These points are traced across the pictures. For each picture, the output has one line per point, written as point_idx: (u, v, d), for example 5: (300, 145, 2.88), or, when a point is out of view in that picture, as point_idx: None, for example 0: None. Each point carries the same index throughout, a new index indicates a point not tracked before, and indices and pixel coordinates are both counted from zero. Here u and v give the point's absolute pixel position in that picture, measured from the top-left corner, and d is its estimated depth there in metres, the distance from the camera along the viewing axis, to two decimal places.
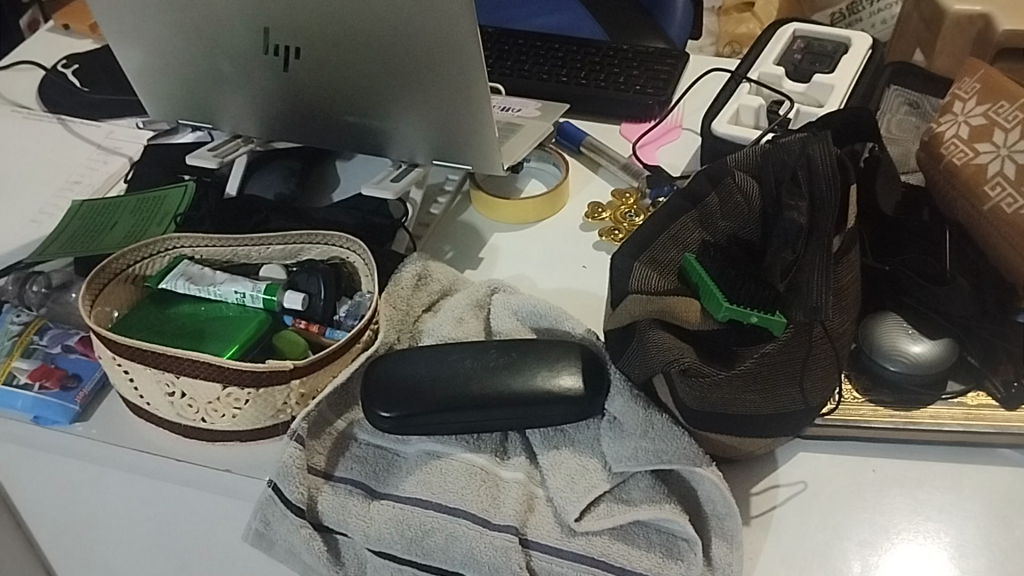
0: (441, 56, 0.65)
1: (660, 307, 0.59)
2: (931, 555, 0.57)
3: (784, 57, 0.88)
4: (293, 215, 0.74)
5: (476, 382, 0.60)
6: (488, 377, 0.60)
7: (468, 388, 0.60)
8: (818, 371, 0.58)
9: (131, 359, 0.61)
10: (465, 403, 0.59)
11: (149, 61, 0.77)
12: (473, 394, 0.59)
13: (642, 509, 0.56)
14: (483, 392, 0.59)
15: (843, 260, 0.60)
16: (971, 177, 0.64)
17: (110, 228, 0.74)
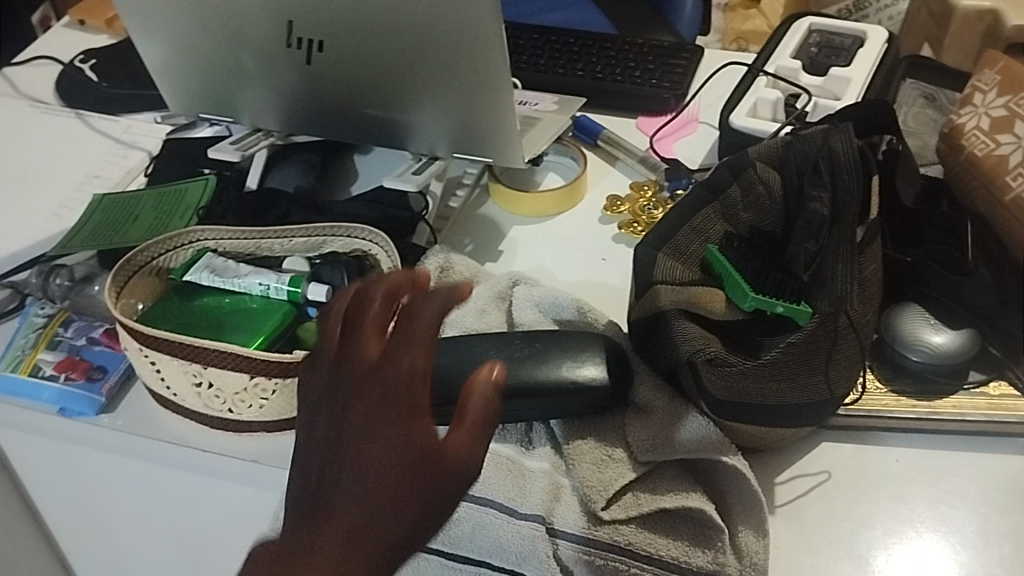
0: (465, 49, 0.65)
1: (687, 298, 0.60)
2: (938, 555, 0.57)
3: (800, 51, 0.89)
4: (314, 209, 0.75)
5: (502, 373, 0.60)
6: (513, 368, 0.61)
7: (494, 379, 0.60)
8: (842, 361, 0.59)
9: (159, 350, 0.61)
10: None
11: (171, 54, 0.77)
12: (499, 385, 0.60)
13: (667, 499, 0.57)
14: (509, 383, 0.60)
15: (866, 250, 0.61)
16: (992, 168, 0.62)
17: (132, 221, 0.74)
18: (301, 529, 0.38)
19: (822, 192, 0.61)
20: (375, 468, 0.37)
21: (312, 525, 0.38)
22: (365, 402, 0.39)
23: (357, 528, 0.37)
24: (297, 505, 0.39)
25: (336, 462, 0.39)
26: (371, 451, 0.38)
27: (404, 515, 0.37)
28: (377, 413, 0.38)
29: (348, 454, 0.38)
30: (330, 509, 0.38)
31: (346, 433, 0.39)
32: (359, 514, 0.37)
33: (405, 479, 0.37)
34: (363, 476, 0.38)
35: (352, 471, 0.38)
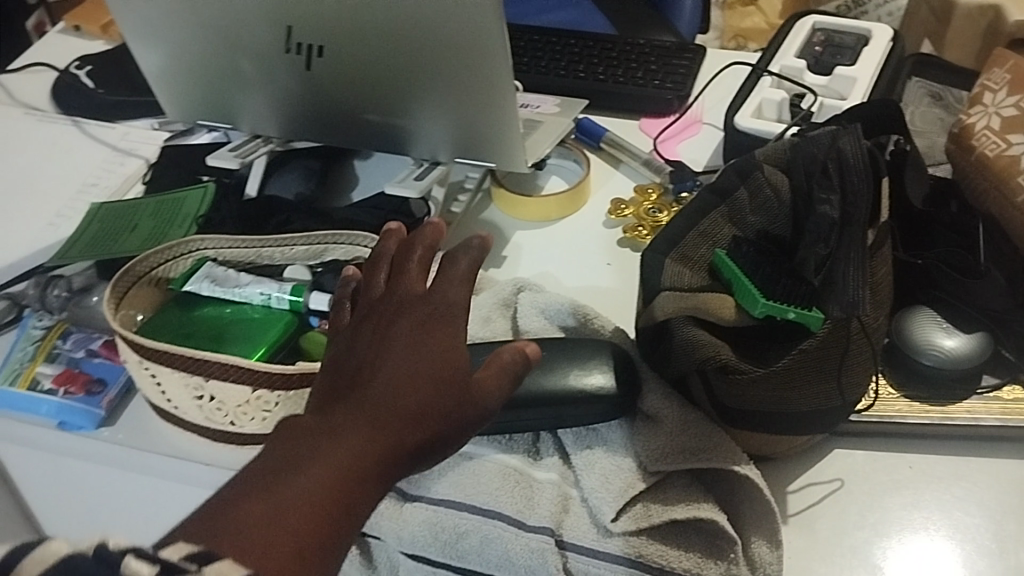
0: (468, 54, 0.64)
1: (695, 304, 0.59)
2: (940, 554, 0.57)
3: (804, 49, 0.87)
4: (315, 216, 0.74)
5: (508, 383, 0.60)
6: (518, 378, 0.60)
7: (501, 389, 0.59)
8: (855, 367, 0.58)
9: (159, 362, 0.60)
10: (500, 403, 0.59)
11: (169, 60, 0.76)
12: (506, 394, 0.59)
13: (679, 510, 0.56)
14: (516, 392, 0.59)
15: (877, 253, 0.60)
16: (1004, 168, 0.64)
17: (130, 230, 0.73)
18: (347, 402, 0.43)
19: (831, 195, 0.61)
20: (421, 366, 0.43)
21: (360, 408, 0.43)
22: (411, 321, 0.45)
23: (402, 408, 0.42)
24: (344, 393, 0.44)
25: (381, 361, 0.44)
26: (417, 353, 0.44)
27: (443, 405, 0.43)
28: (423, 332, 0.45)
29: (395, 353, 0.44)
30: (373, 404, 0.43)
31: (392, 341, 0.45)
32: (403, 396, 0.43)
33: (445, 378, 0.43)
34: (408, 371, 0.43)
35: (397, 366, 0.44)
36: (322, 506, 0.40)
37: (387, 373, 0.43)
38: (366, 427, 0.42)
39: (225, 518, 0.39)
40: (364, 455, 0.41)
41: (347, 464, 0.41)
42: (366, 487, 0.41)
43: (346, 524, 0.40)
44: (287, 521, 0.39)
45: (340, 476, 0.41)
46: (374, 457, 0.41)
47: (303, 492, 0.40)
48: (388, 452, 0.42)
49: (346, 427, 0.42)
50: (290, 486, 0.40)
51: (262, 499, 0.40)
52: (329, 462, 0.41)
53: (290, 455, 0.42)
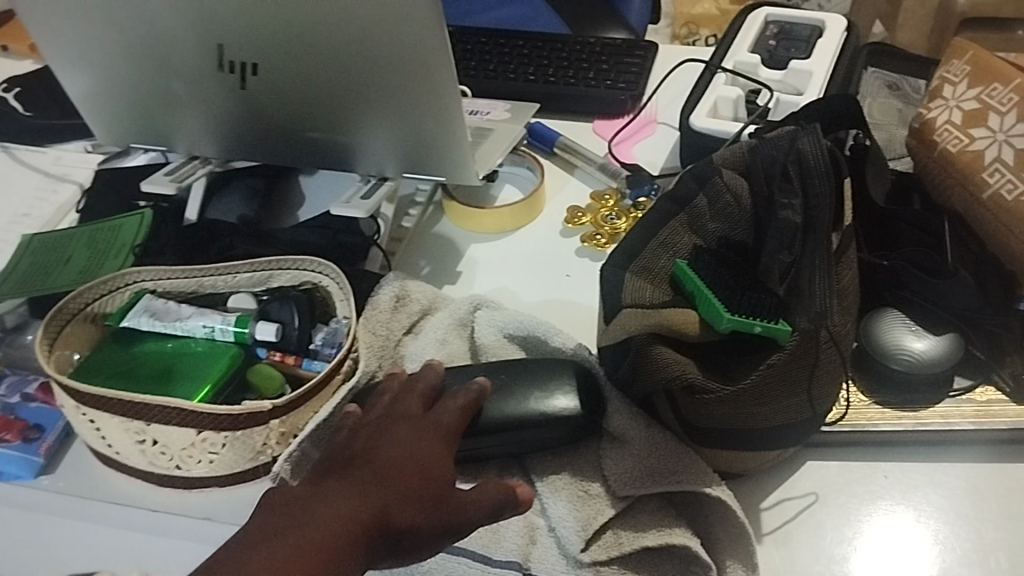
0: (410, 67, 0.62)
1: (658, 320, 0.56)
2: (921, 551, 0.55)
3: (757, 44, 0.85)
4: (259, 239, 0.70)
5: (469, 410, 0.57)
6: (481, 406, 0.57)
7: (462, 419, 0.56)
8: (824, 377, 0.56)
9: (97, 407, 0.57)
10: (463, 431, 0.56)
11: (97, 83, 0.73)
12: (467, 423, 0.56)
13: (650, 537, 0.53)
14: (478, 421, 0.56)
15: (843, 257, 0.58)
16: (969, 165, 0.63)
17: (64, 263, 0.70)
18: (341, 477, 0.47)
19: (793, 199, 0.59)
20: (414, 467, 0.48)
21: (353, 483, 0.47)
22: (405, 433, 0.50)
23: (392, 491, 0.46)
24: (335, 473, 0.48)
25: (375, 453, 0.49)
26: (411, 456, 0.48)
27: (427, 501, 0.47)
28: (417, 444, 0.49)
29: (391, 449, 0.49)
30: (368, 484, 0.46)
31: (386, 442, 0.49)
32: (394, 480, 0.47)
33: (431, 487, 0.47)
34: (400, 467, 0.48)
35: (390, 459, 0.48)
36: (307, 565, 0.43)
37: (379, 461, 0.48)
38: (357, 502, 0.46)
39: (226, 567, 0.43)
40: (354, 530, 0.45)
41: (334, 532, 0.45)
42: (350, 556, 0.44)
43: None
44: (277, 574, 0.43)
45: (329, 540, 0.44)
46: (362, 531, 0.45)
47: (295, 548, 0.44)
48: (374, 529, 0.45)
49: (338, 497, 0.46)
50: (282, 546, 0.44)
51: (258, 556, 0.44)
52: (319, 528, 0.45)
53: (285, 519, 0.46)
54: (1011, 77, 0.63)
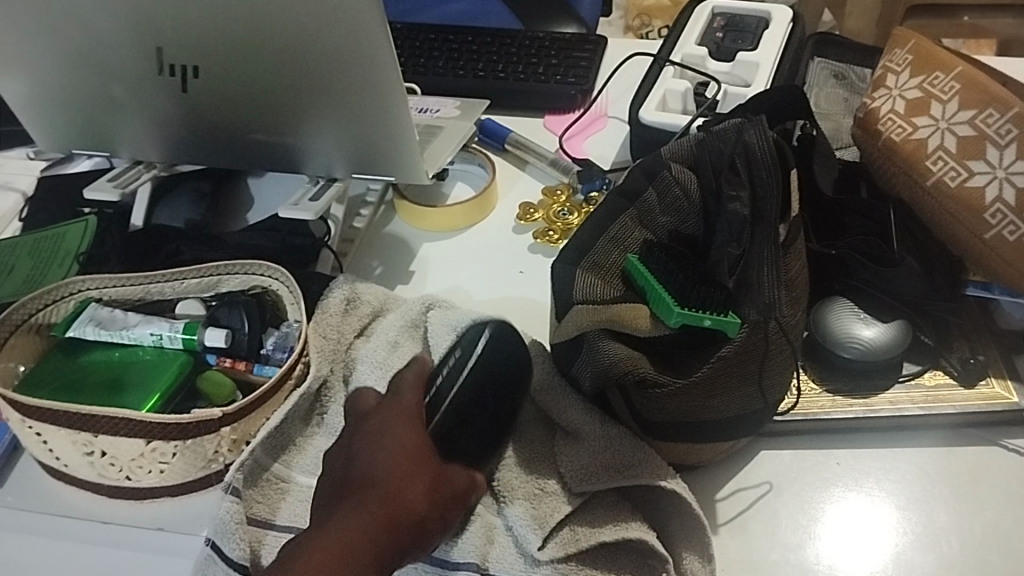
0: (352, 64, 0.61)
1: (609, 316, 0.56)
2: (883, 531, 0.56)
3: (704, 37, 0.86)
4: (205, 244, 0.69)
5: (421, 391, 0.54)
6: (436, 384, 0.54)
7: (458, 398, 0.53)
8: (775, 367, 0.57)
9: (42, 420, 0.56)
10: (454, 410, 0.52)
11: (35, 89, 0.71)
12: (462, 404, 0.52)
13: (606, 532, 0.53)
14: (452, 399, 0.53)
15: (791, 248, 0.59)
16: (912, 153, 0.63)
17: (6, 274, 0.68)
18: (351, 499, 0.49)
19: (741, 191, 0.59)
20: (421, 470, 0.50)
21: (372, 497, 0.49)
22: (403, 432, 0.51)
23: (414, 497, 0.49)
24: (346, 489, 0.51)
25: (380, 465, 0.50)
26: (414, 464, 0.50)
27: (442, 496, 0.50)
28: (416, 440, 0.51)
29: (397, 460, 0.50)
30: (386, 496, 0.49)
31: (388, 449, 0.51)
32: (412, 489, 0.49)
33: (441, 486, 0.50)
34: (410, 473, 0.50)
35: (397, 467, 0.50)
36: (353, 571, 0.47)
37: (388, 470, 0.50)
38: (380, 513, 0.48)
39: None
40: (388, 536, 0.48)
41: (367, 541, 0.47)
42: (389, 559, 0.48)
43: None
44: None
45: (367, 549, 0.47)
46: (396, 535, 0.48)
47: (331, 557, 0.47)
48: (406, 531, 0.48)
49: (352, 514, 0.48)
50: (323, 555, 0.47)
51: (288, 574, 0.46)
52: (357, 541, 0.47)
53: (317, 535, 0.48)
54: (952, 64, 0.63)
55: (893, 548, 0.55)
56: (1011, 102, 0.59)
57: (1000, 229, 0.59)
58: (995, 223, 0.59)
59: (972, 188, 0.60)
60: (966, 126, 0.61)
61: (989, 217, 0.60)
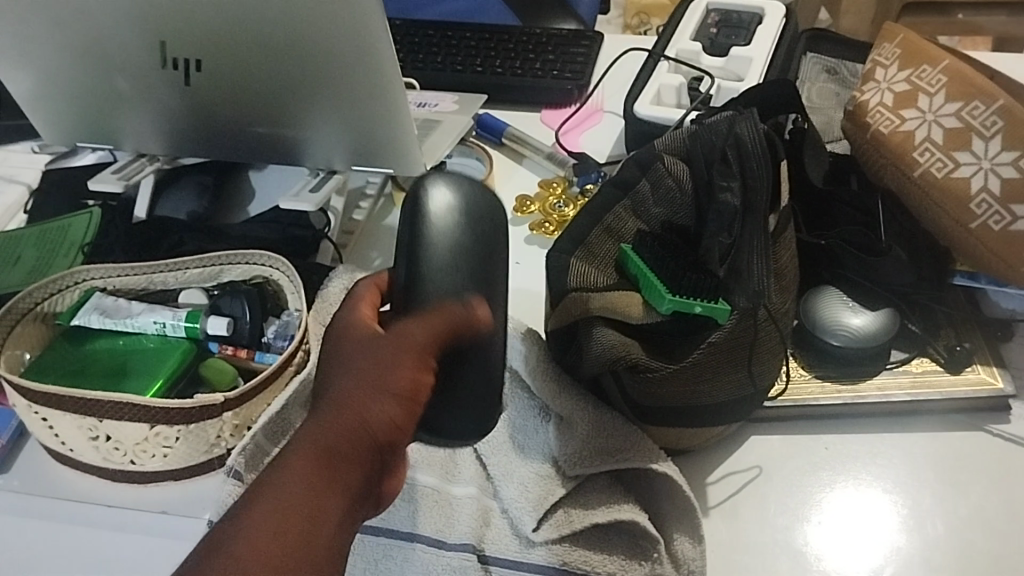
0: (350, 57, 0.62)
1: (603, 303, 0.58)
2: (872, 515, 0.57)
3: (699, 32, 0.87)
4: (208, 235, 0.71)
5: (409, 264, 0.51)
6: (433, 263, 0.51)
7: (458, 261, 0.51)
8: (764, 353, 0.58)
9: (48, 405, 0.57)
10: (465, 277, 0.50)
11: (41, 82, 0.73)
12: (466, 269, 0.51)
13: (599, 513, 0.54)
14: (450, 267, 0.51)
15: (780, 238, 0.60)
16: (900, 145, 0.64)
17: (12, 264, 0.70)
18: (310, 418, 0.41)
19: (732, 182, 0.59)
20: (378, 392, 0.40)
21: (307, 461, 0.38)
22: (369, 350, 0.42)
23: (363, 444, 0.39)
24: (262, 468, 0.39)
25: (314, 421, 0.40)
26: (358, 399, 0.40)
27: (406, 419, 0.41)
28: (374, 365, 0.41)
29: (339, 400, 0.40)
30: (327, 461, 0.38)
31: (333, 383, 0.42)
32: (358, 441, 0.39)
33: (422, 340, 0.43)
34: (352, 416, 0.40)
35: (336, 420, 0.40)
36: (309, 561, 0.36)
37: (324, 427, 0.39)
38: (318, 483, 0.38)
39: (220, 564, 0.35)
40: (334, 509, 0.38)
41: (329, 467, 0.38)
42: (346, 540, 0.38)
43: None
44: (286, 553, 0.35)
45: (312, 531, 0.36)
46: (345, 503, 0.38)
47: (290, 506, 0.37)
48: (358, 493, 0.39)
49: (305, 448, 0.39)
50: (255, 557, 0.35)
51: (236, 548, 0.35)
52: (301, 520, 0.37)
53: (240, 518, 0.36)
54: (939, 58, 0.65)
55: (880, 530, 0.56)
56: (997, 94, 0.61)
57: (986, 219, 0.61)
58: (981, 212, 0.61)
59: (959, 178, 0.61)
60: (953, 118, 0.62)
61: (975, 207, 0.61)
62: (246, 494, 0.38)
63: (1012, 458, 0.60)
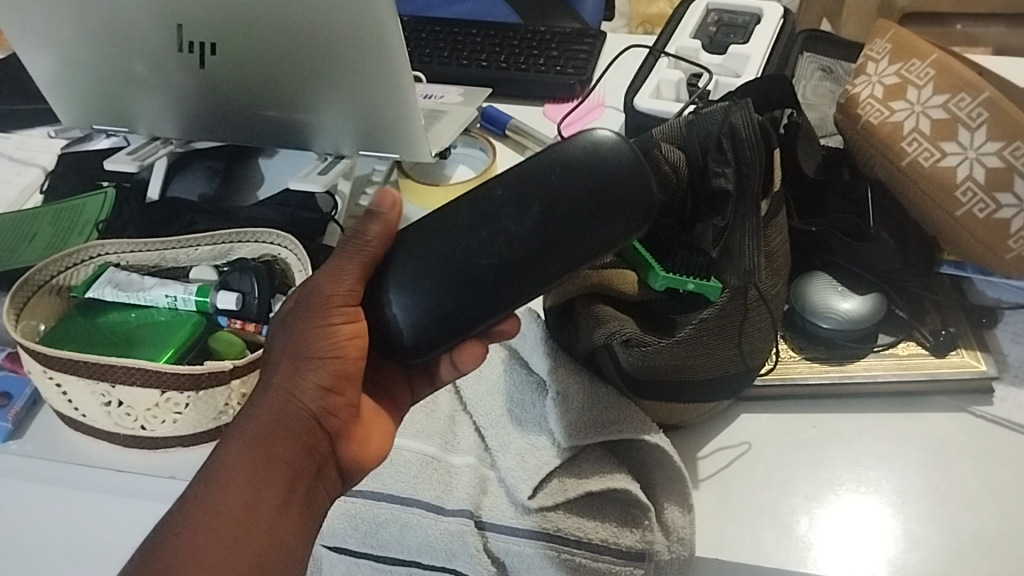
0: (359, 43, 0.64)
1: (597, 282, 0.61)
2: (859, 496, 0.59)
3: (698, 31, 0.90)
4: (218, 216, 0.73)
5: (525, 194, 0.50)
6: (549, 178, 0.50)
7: (588, 189, 0.49)
8: (754, 332, 0.61)
9: (62, 370, 0.59)
10: (578, 219, 0.49)
11: (61, 64, 0.75)
12: (579, 214, 0.49)
13: (593, 482, 0.56)
14: (576, 199, 0.49)
15: (772, 222, 0.62)
16: (888, 135, 0.67)
17: (29, 240, 0.72)
18: (267, 393, 0.52)
19: (726, 168, 0.60)
20: (305, 379, 0.51)
21: (245, 451, 0.49)
22: (304, 326, 0.52)
23: (299, 422, 0.51)
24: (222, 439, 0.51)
25: (253, 410, 0.51)
26: (289, 386, 0.51)
27: (337, 394, 0.52)
28: (302, 349, 0.51)
29: (275, 389, 0.52)
30: (264, 447, 0.50)
31: (273, 375, 0.52)
32: (292, 422, 0.51)
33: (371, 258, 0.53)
34: (283, 402, 0.51)
35: (271, 409, 0.51)
36: (256, 539, 0.47)
37: (261, 416, 0.51)
38: (259, 468, 0.49)
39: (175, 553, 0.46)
40: (274, 493, 0.49)
41: (286, 443, 0.50)
42: (289, 516, 0.49)
43: (292, 539, 0.49)
44: (241, 525, 0.47)
45: (253, 520, 0.48)
46: (286, 477, 0.50)
47: (254, 462, 0.49)
48: (301, 463, 0.51)
49: (262, 423, 0.51)
50: (208, 549, 0.46)
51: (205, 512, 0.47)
52: (240, 512, 0.48)
53: (187, 520, 0.47)
54: (929, 53, 0.67)
55: (867, 511, 0.58)
56: (982, 87, 0.63)
57: (971, 207, 0.63)
58: (965, 201, 0.63)
59: (944, 167, 0.64)
60: (940, 110, 0.64)
61: (960, 195, 0.63)
62: (197, 483, 0.49)
63: (994, 438, 0.62)
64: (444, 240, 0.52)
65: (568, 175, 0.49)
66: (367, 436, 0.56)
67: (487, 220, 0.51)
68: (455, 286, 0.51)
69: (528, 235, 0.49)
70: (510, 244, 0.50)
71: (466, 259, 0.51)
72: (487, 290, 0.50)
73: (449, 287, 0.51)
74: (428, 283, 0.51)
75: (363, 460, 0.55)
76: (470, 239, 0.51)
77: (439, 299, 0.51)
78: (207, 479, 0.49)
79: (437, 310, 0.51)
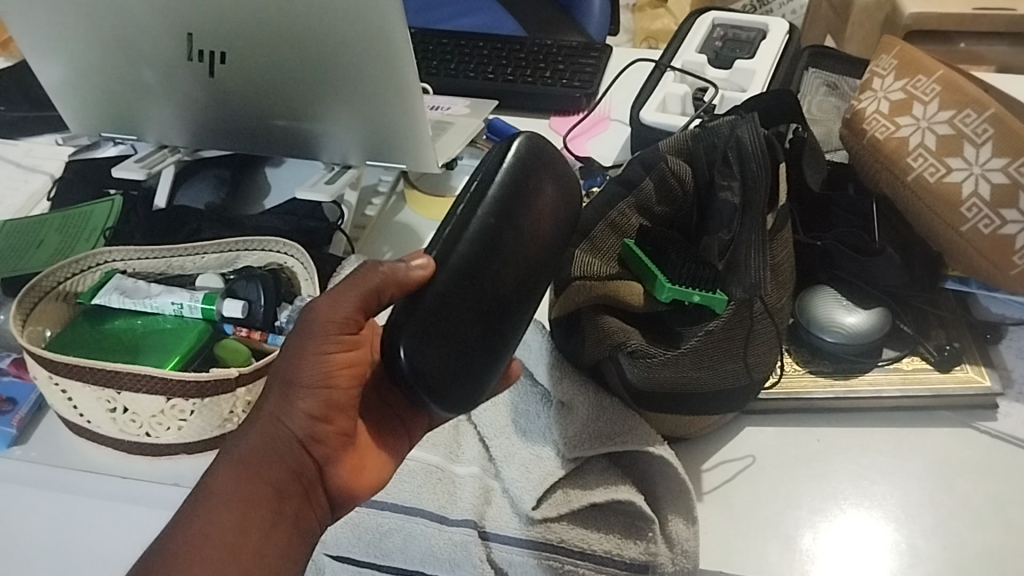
0: (368, 55, 0.65)
1: (604, 292, 0.60)
2: (862, 517, 0.58)
3: (704, 46, 0.91)
4: (225, 224, 0.73)
5: (503, 211, 0.50)
6: (518, 203, 0.51)
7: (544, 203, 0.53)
8: (760, 345, 0.61)
9: (68, 376, 0.59)
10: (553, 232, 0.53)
11: (71, 71, 0.76)
12: (547, 233, 0.53)
13: (597, 493, 0.56)
14: (541, 214, 0.53)
15: (777, 236, 0.63)
16: (893, 151, 0.67)
17: (35, 247, 0.72)
18: (259, 416, 0.52)
19: (732, 181, 0.61)
20: (295, 406, 0.51)
21: (234, 474, 0.50)
22: (296, 351, 0.51)
23: (286, 449, 0.51)
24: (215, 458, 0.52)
25: (245, 433, 0.52)
26: (280, 412, 0.51)
27: (328, 422, 0.51)
28: (295, 376, 0.51)
29: (266, 413, 0.51)
30: (249, 473, 0.50)
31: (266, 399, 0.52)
32: (279, 448, 0.51)
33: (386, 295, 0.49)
34: (271, 428, 0.51)
35: (262, 433, 0.51)
36: (235, 566, 0.47)
37: (252, 440, 0.51)
38: (246, 492, 0.49)
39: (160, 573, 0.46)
40: (260, 517, 0.49)
41: (274, 470, 0.50)
42: (274, 541, 0.49)
43: (277, 563, 0.49)
44: (226, 550, 0.48)
45: (238, 543, 0.48)
46: (271, 503, 0.50)
47: (241, 486, 0.49)
48: (288, 488, 0.50)
49: (252, 448, 0.51)
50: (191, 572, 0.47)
51: (190, 534, 0.48)
52: (226, 535, 0.48)
53: (174, 541, 0.48)
54: (935, 70, 0.67)
55: (869, 528, 0.58)
56: (988, 104, 0.63)
57: (976, 223, 0.63)
58: (971, 217, 0.63)
59: (950, 183, 0.64)
60: (946, 126, 0.65)
61: (966, 211, 0.63)
62: (189, 506, 0.49)
63: (998, 455, 0.62)
64: (446, 277, 0.48)
65: (531, 191, 0.52)
66: (361, 465, 0.54)
67: (480, 246, 0.49)
68: (472, 320, 0.49)
69: (534, 252, 0.52)
70: (504, 264, 0.50)
71: (476, 289, 0.49)
72: (497, 315, 0.50)
73: (468, 324, 0.49)
74: (450, 325, 0.48)
75: (355, 488, 0.53)
76: (476, 268, 0.49)
77: (465, 336, 0.48)
78: (196, 502, 0.49)
79: (463, 353, 0.48)
